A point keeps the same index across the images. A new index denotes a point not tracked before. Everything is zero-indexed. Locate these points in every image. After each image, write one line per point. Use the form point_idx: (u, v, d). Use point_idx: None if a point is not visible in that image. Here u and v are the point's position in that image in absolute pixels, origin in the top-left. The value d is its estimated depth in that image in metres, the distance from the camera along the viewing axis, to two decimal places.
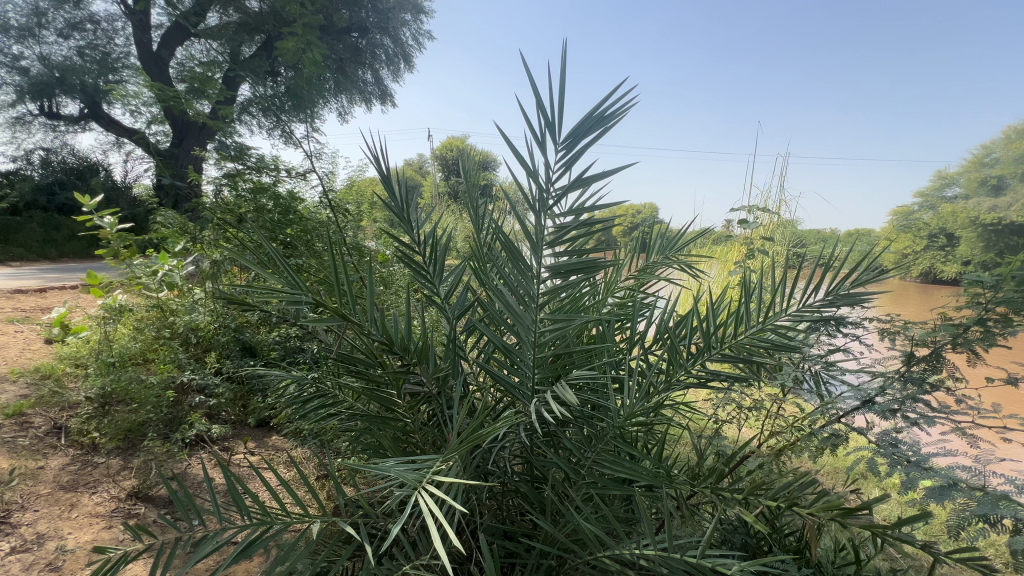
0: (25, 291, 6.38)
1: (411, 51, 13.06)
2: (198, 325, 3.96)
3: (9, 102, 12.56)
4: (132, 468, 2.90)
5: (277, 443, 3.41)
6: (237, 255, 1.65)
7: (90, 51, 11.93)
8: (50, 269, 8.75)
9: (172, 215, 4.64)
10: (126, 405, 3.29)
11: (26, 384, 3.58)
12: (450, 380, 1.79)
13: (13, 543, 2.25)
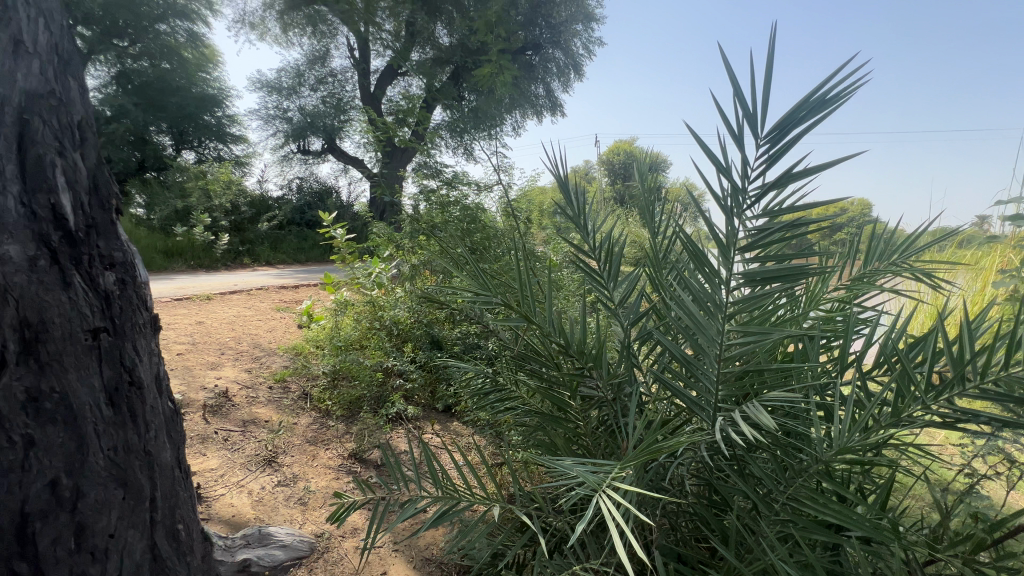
0: (287, 287, 8.39)
1: (581, 60, 13.36)
2: (400, 319, 4.62)
3: (280, 144, 16.64)
4: (352, 433, 3.55)
5: (457, 428, 3.80)
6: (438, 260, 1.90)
7: (331, 99, 15.49)
8: (301, 271, 11.32)
9: (383, 226, 5.57)
10: (348, 381, 4.07)
11: (288, 357, 4.69)
12: (624, 387, 1.76)
13: (279, 477, 2.96)
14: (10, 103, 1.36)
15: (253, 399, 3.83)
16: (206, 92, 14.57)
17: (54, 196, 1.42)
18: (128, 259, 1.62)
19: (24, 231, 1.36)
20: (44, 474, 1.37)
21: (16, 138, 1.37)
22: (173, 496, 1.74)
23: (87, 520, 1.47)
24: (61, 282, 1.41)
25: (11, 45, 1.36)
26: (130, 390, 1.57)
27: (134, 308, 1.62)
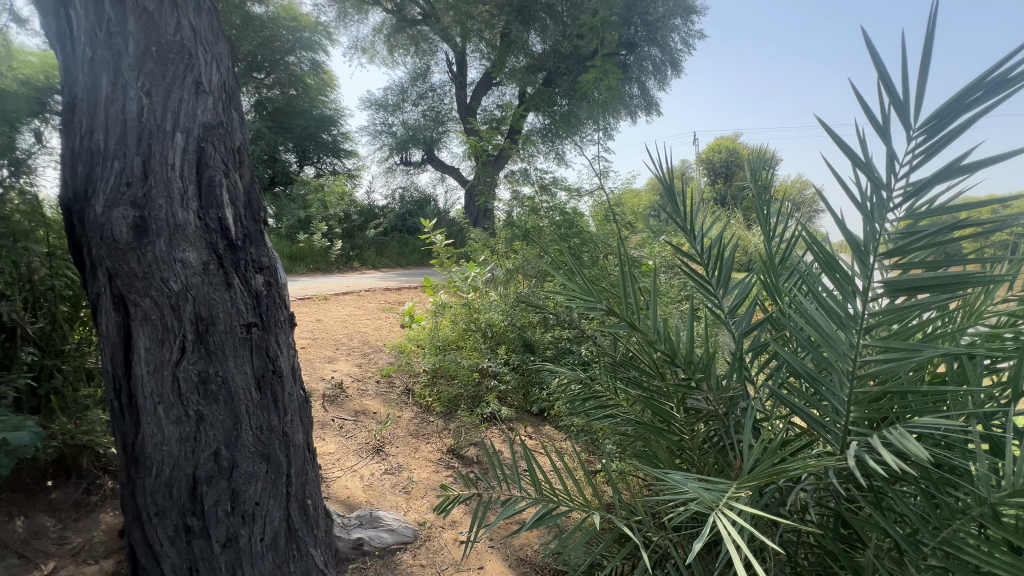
0: (391, 288, 9.05)
1: (679, 56, 12.78)
2: (494, 322, 4.76)
3: (386, 157, 18.02)
4: (450, 429, 3.73)
5: (549, 432, 3.81)
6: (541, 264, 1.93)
7: (431, 113, 16.44)
8: (403, 274, 12.13)
9: (479, 231, 5.77)
10: (446, 380, 4.28)
11: (392, 354, 5.05)
12: (735, 402, 1.65)
13: (387, 465, 3.19)
14: (192, 134, 1.65)
15: (364, 391, 4.17)
16: (325, 113, 16.24)
17: (220, 210, 1.67)
18: (273, 263, 1.83)
19: (199, 239, 1.62)
20: (210, 445, 1.65)
21: (195, 163, 1.64)
22: (307, 474, 1.93)
23: (240, 487, 1.70)
24: (224, 283, 1.65)
25: (193, 87, 1.66)
26: (274, 378, 1.78)
27: (278, 306, 1.84)
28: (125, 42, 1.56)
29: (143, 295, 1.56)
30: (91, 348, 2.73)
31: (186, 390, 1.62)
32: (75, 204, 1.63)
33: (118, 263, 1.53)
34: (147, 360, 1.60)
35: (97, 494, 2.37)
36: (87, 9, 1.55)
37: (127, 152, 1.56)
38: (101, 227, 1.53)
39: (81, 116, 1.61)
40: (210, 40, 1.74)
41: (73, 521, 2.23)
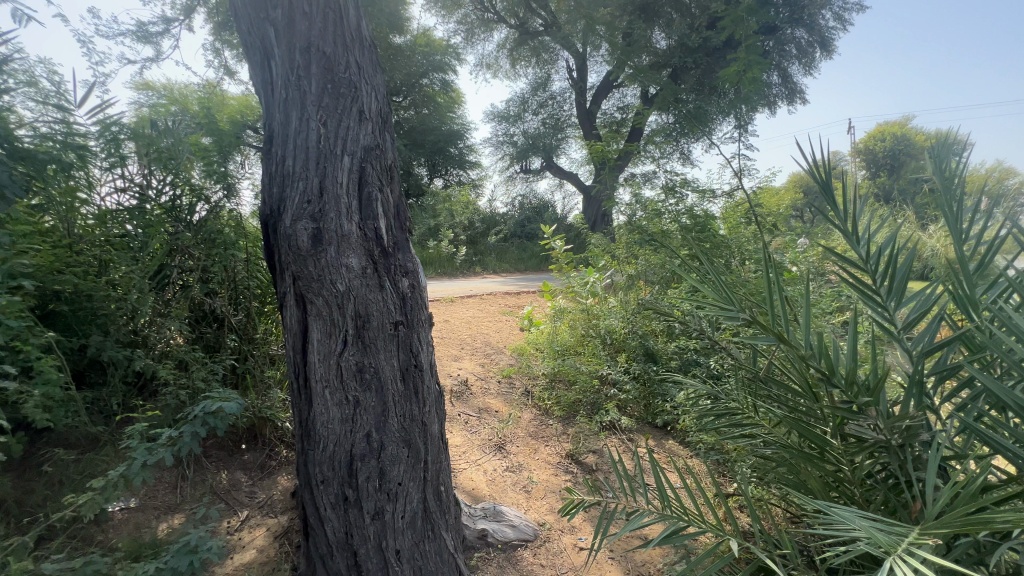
0: (511, 292, 9.39)
1: (831, 34, 11.28)
2: (614, 328, 4.66)
3: (507, 166, 18.77)
4: (569, 435, 3.73)
5: (673, 447, 3.62)
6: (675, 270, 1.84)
7: (550, 120, 16.74)
8: (521, 278, 12.51)
9: (600, 236, 5.71)
10: (565, 384, 4.30)
11: (513, 356, 5.22)
12: (915, 435, 1.40)
13: (508, 462, 3.32)
14: (357, 156, 1.91)
15: (487, 390, 4.37)
16: (453, 129, 17.44)
17: (376, 221, 1.92)
18: (415, 268, 2.05)
19: (360, 247, 1.86)
20: (364, 427, 1.86)
21: (358, 181, 1.90)
22: (440, 461, 2.10)
23: (386, 467, 1.89)
24: (378, 284, 1.88)
25: (358, 116, 1.93)
26: (415, 371, 1.97)
27: (420, 307, 2.05)
28: (309, 82, 1.87)
29: (318, 295, 1.82)
30: (273, 336, 3.29)
31: (347, 378, 1.86)
32: (269, 219, 1.96)
33: (300, 266, 1.81)
34: (319, 350, 1.85)
35: (276, 459, 2.85)
36: (283, 59, 1.89)
37: (308, 173, 1.84)
38: (289, 236, 1.81)
39: (276, 145, 1.93)
40: (371, 76, 2.02)
41: (259, 479, 2.71)
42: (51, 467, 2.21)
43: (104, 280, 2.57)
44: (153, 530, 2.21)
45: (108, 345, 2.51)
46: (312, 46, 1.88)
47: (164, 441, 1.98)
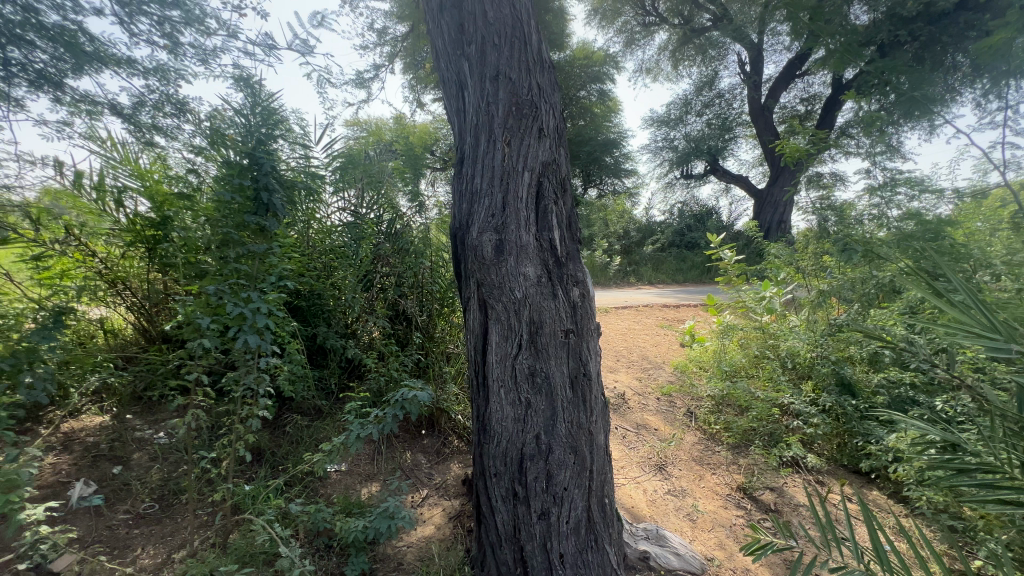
0: (669, 305, 8.88)
1: None
2: (797, 351, 4.06)
3: (666, 173, 17.90)
4: (741, 466, 3.37)
5: (879, 500, 3.00)
6: (909, 288, 1.52)
7: (717, 120, 15.45)
8: (681, 290, 11.75)
9: (780, 246, 5.04)
10: (735, 410, 3.90)
11: (673, 373, 4.92)
12: None
13: (669, 486, 3.13)
14: (535, 172, 2.03)
15: (645, 406, 4.19)
16: (609, 138, 17.27)
17: (551, 232, 2.01)
18: (585, 278, 2.10)
19: (536, 257, 1.97)
20: (535, 428, 1.95)
21: (536, 195, 2.03)
22: (604, 473, 2.09)
23: (553, 471, 1.95)
24: (552, 293, 1.97)
25: (538, 133, 2.06)
26: (584, 379, 2.01)
27: (589, 316, 2.09)
28: (497, 106, 2.05)
29: (498, 301, 1.96)
30: (449, 336, 3.67)
31: (520, 380, 1.97)
32: (458, 231, 2.18)
33: (484, 274, 1.97)
34: (497, 352, 2.00)
35: (449, 447, 3.16)
36: (476, 89, 2.11)
37: (493, 189, 2.01)
38: (475, 247, 2.00)
39: (466, 165, 2.15)
40: (549, 95, 2.16)
41: (436, 462, 3.03)
42: (292, 428, 2.79)
43: (330, 282, 3.19)
44: (358, 492, 2.61)
45: (330, 335, 3.11)
46: (501, 74, 2.07)
47: (373, 419, 2.35)
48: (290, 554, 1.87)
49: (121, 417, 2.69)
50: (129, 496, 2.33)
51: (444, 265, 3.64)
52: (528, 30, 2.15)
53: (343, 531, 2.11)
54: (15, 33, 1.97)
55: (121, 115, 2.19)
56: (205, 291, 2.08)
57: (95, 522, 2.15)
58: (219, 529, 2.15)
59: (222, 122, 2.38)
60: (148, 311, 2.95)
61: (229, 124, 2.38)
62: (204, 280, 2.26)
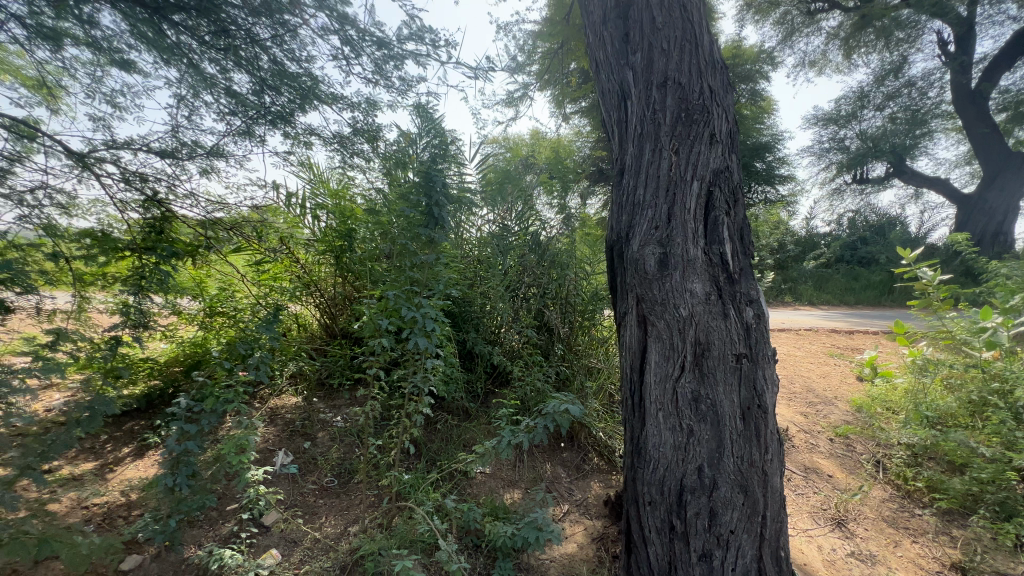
0: (838, 330, 7.63)
1: None
2: None
3: (832, 178, 15.57)
4: (955, 539, 2.71)
5: None
6: None
7: (906, 113, 12.94)
8: (851, 314, 10.08)
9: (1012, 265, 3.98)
10: (944, 467, 3.15)
11: (848, 412, 4.18)
12: None
13: (852, 548, 2.64)
14: (705, 181, 1.89)
15: (814, 447, 3.62)
16: (761, 141, 15.63)
17: (722, 245, 1.85)
18: (760, 297, 1.88)
19: (705, 273, 1.83)
20: (697, 459, 1.80)
21: (706, 206, 1.88)
22: (778, 520, 1.84)
23: (718, 508, 1.77)
24: (722, 312, 1.81)
25: (710, 138, 1.91)
26: (757, 410, 1.80)
27: (765, 340, 1.86)
28: (664, 113, 1.95)
29: (660, 318, 1.86)
30: (590, 350, 3.60)
31: (682, 405, 1.83)
32: (615, 244, 2.12)
33: (645, 289, 1.88)
34: (656, 372, 1.89)
35: (589, 464, 3.09)
36: (640, 97, 2.04)
37: (658, 200, 1.91)
38: (636, 260, 1.91)
39: (627, 176, 2.08)
40: (721, 97, 2.00)
41: (576, 478, 2.96)
42: (443, 426, 2.97)
43: (480, 290, 3.35)
44: (502, 497, 2.64)
45: (478, 341, 3.25)
46: (669, 79, 1.97)
47: (523, 427, 2.39)
48: (448, 548, 1.98)
49: (311, 399, 3.17)
50: (315, 469, 2.70)
51: (587, 278, 3.59)
52: (700, 30, 2.03)
53: (492, 535, 2.17)
54: (268, 82, 2.39)
55: (331, 144, 2.56)
56: (386, 295, 2.31)
57: (292, 488, 2.53)
58: (385, 511, 2.37)
59: (409, 145, 2.64)
60: (333, 310, 3.41)
61: (413, 146, 2.64)
62: (384, 285, 2.53)
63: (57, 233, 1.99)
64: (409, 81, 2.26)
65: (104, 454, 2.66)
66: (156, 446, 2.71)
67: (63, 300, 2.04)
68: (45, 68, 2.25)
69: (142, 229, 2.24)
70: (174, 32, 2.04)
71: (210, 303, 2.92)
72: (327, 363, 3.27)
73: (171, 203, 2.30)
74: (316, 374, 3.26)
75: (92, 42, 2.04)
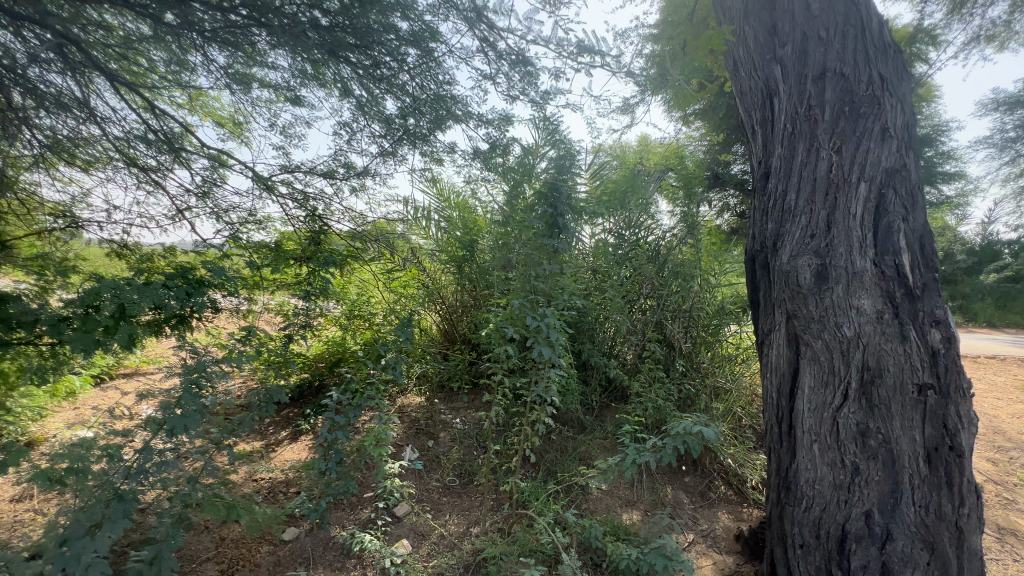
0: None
1: None
2: None
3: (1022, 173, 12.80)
4: None
5: None
6: None
7: None
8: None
9: None
10: None
11: None
12: None
13: None
14: (876, 181, 1.66)
15: (1009, 502, 2.95)
16: None
17: (898, 256, 1.60)
18: (950, 317, 1.58)
19: (876, 287, 1.59)
20: (864, 503, 1.57)
21: (876, 210, 1.65)
22: None
23: (893, 565, 1.52)
24: (898, 334, 1.56)
25: (881, 134, 1.68)
26: (947, 453, 1.52)
27: (957, 369, 1.56)
28: (822, 109, 1.76)
29: (817, 337, 1.66)
30: (716, 368, 3.35)
31: (845, 438, 1.61)
32: (759, 254, 1.95)
33: (798, 305, 1.70)
34: (811, 398, 1.69)
35: (715, 492, 2.85)
36: (790, 92, 1.86)
37: (814, 206, 1.72)
38: (787, 273, 1.73)
39: (774, 180, 1.91)
40: (895, 85, 1.74)
41: (701, 506, 2.75)
42: (559, 437, 2.95)
43: (597, 302, 3.24)
44: (620, 517, 2.50)
45: (594, 352, 3.19)
46: (828, 71, 1.78)
47: (649, 446, 2.29)
48: (571, 562, 1.95)
49: (432, 400, 3.37)
50: (439, 467, 2.84)
51: (712, 291, 3.34)
52: (867, 12, 1.80)
53: (615, 555, 2.09)
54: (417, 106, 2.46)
55: (467, 158, 2.68)
56: (513, 304, 2.37)
57: (419, 483, 2.69)
58: (505, 517, 2.42)
59: (536, 157, 2.70)
60: (453, 317, 3.59)
61: (539, 159, 2.69)
62: (509, 294, 2.61)
63: (244, 245, 2.35)
64: (541, 96, 2.32)
65: (268, 436, 3.09)
66: (308, 432, 3.07)
67: (228, 299, 2.10)
68: (235, 109, 2.69)
69: (305, 240, 2.53)
70: (335, 68, 2.32)
71: (349, 307, 3.18)
72: (448, 367, 3.45)
73: (328, 218, 2.61)
74: (438, 377, 3.45)
75: (272, 82, 2.41)
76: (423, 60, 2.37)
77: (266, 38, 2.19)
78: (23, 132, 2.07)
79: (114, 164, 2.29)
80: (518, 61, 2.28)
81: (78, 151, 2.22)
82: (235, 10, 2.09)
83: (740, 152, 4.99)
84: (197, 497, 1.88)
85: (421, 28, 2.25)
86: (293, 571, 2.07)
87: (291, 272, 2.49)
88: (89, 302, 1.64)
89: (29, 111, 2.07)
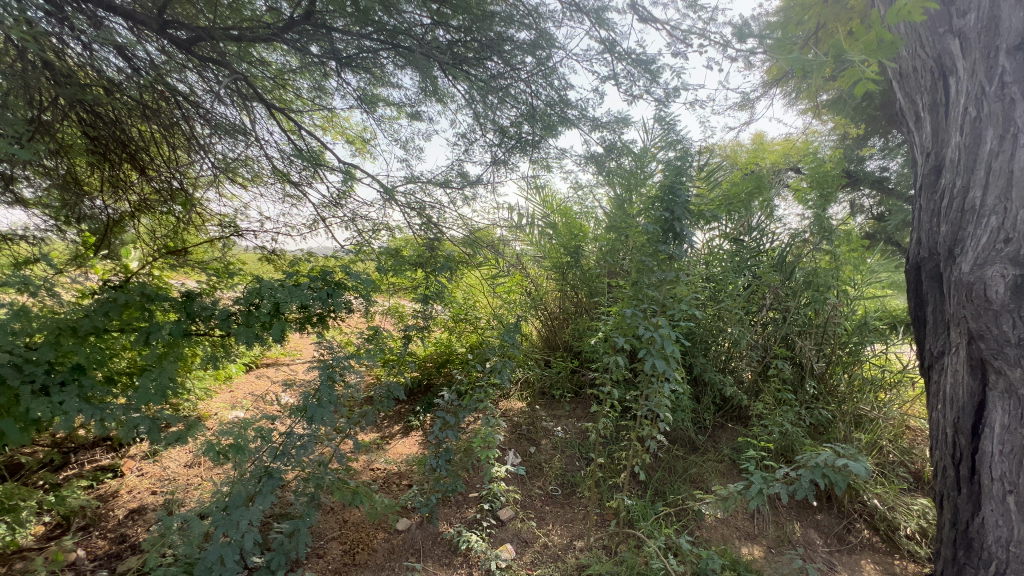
0: None
1: None
2: None
3: None
4: None
5: None
6: None
7: None
8: None
9: None
10: None
11: None
12: None
13: None
14: None
15: None
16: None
17: None
18: None
19: None
20: None
21: None
22: None
23: None
24: None
25: None
26: None
27: None
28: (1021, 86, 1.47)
29: (1011, 365, 1.45)
30: (856, 393, 2.92)
31: None
32: (928, 263, 1.78)
33: (986, 325, 1.48)
34: (1004, 439, 1.50)
35: (855, 536, 2.48)
36: (974, 70, 1.59)
37: (1009, 206, 1.46)
38: (970, 285, 1.52)
39: (948, 176, 1.68)
40: None
41: (839, 550, 2.39)
42: (668, 455, 2.78)
43: (713, 313, 2.97)
44: (740, 550, 2.27)
45: (709, 368, 2.94)
46: None
47: (778, 477, 2.06)
48: None
49: (534, 406, 3.38)
50: (541, 474, 2.81)
51: (854, 305, 2.91)
52: None
53: None
54: (534, 113, 2.48)
55: (578, 162, 2.64)
56: (623, 312, 2.28)
57: (523, 488, 2.69)
58: (611, 534, 2.31)
59: (649, 160, 2.59)
60: (555, 324, 3.58)
61: (655, 160, 2.56)
62: (620, 301, 2.52)
63: (368, 251, 2.54)
64: (665, 95, 2.20)
65: (383, 429, 3.32)
66: (417, 428, 3.25)
67: (355, 303, 2.20)
68: (362, 127, 2.95)
69: (422, 246, 2.65)
70: (454, 82, 2.42)
71: (456, 310, 3.26)
72: (550, 374, 3.43)
73: (442, 226, 2.72)
74: (540, 383, 3.45)
75: (396, 101, 2.59)
76: (539, 67, 2.38)
77: (393, 61, 2.37)
78: (203, 157, 2.45)
79: (267, 181, 2.62)
80: (641, 60, 2.20)
81: (241, 170, 2.56)
82: (368, 37, 2.27)
83: (878, 146, 4.37)
84: (328, 481, 2.05)
85: (539, 36, 2.28)
86: (406, 561, 2.17)
87: (406, 276, 2.65)
88: (251, 300, 1.94)
89: (207, 139, 2.44)
